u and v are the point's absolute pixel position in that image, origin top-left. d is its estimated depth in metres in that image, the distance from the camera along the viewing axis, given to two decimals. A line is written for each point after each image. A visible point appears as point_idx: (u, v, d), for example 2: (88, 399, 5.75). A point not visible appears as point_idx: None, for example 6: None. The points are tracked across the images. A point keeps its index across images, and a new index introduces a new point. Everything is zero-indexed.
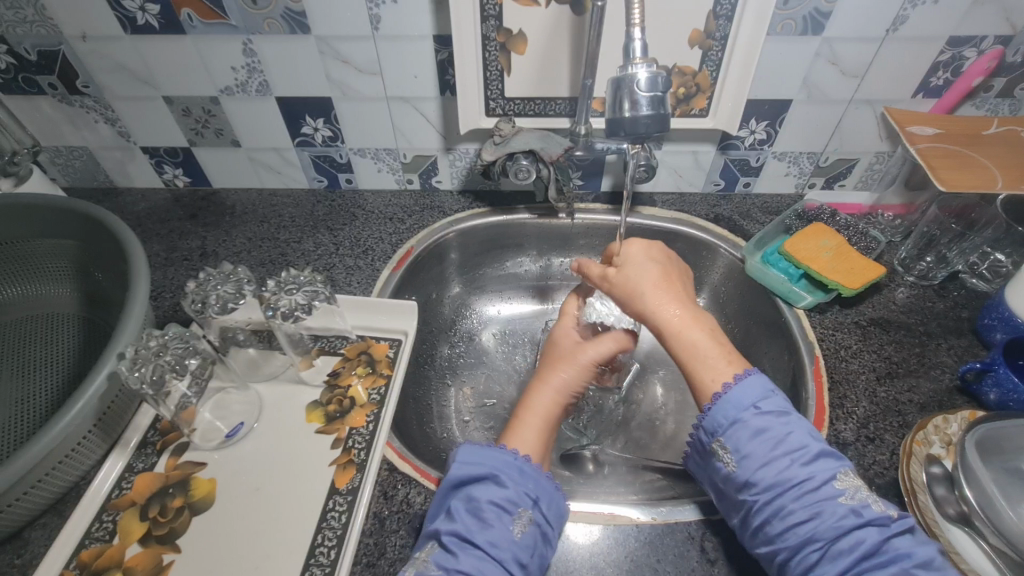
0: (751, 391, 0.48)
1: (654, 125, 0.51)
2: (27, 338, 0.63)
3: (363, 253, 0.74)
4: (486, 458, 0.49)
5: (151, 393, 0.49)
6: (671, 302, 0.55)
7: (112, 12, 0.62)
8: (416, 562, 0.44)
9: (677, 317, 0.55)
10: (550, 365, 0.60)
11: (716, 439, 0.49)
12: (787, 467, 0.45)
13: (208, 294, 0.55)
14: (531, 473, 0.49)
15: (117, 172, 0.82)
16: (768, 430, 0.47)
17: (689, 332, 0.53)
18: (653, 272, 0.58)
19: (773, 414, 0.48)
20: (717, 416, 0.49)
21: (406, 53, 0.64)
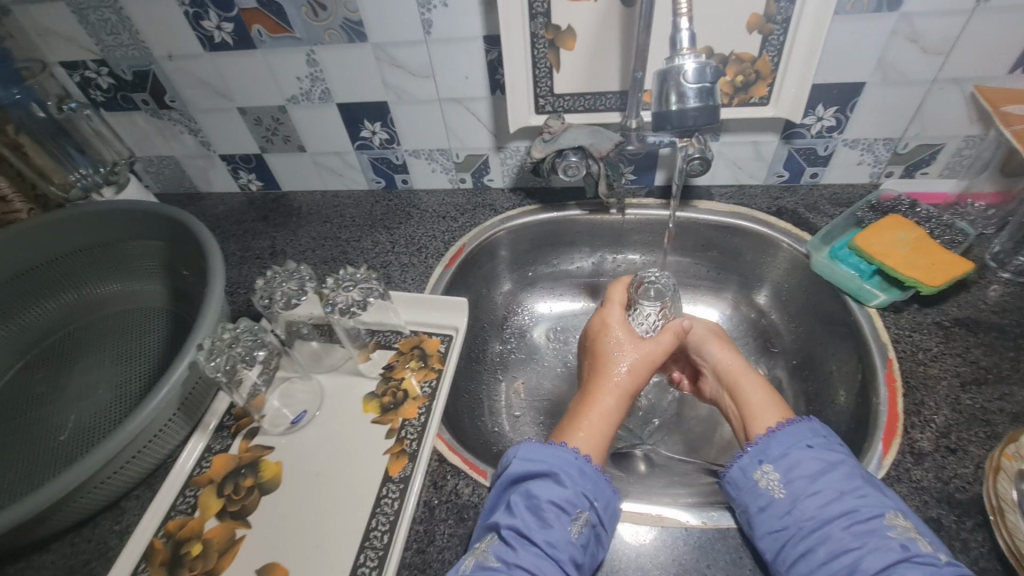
0: (802, 429, 0.50)
1: (703, 116, 0.49)
2: (126, 329, 0.71)
3: (417, 250, 0.77)
4: (553, 457, 0.49)
5: (225, 378, 0.54)
6: (735, 357, 0.62)
7: (193, 32, 0.68)
8: (476, 552, 0.45)
9: (737, 367, 0.61)
10: (605, 360, 0.59)
11: (760, 467, 0.49)
12: (835, 497, 0.45)
13: (274, 290, 0.60)
14: (591, 474, 0.49)
15: (200, 178, 0.90)
16: (816, 464, 0.47)
17: (748, 382, 0.59)
18: (715, 334, 0.66)
19: (823, 451, 0.48)
20: (769, 445, 0.50)
21: (458, 55, 0.66)
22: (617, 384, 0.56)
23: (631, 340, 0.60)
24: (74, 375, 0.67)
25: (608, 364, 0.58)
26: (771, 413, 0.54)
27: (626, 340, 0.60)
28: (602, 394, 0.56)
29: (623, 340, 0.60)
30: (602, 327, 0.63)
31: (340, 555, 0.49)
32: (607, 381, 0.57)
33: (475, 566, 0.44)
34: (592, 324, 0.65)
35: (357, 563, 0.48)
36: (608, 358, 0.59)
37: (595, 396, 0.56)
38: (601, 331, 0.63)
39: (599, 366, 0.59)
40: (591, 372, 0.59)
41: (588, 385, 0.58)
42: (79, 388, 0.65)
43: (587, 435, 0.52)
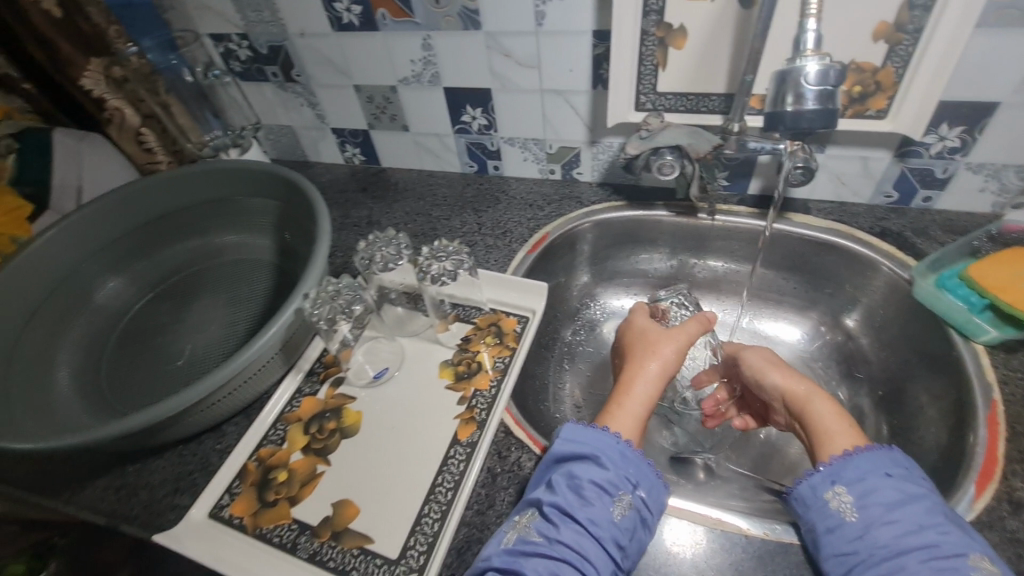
0: (883, 456, 0.48)
1: (819, 120, 0.48)
2: (237, 276, 0.79)
3: (502, 234, 0.80)
4: (594, 440, 0.51)
5: (326, 326, 0.60)
6: (803, 382, 0.56)
7: (325, 13, 0.74)
8: (518, 526, 0.47)
9: (805, 392, 0.56)
10: (637, 349, 0.61)
11: (832, 487, 0.48)
12: (913, 529, 0.43)
13: (374, 253, 0.65)
14: (632, 458, 0.50)
15: (311, 148, 0.98)
16: (892, 493, 0.45)
17: (821, 407, 0.54)
18: (770, 358, 0.61)
19: (902, 480, 0.46)
20: (842, 466, 0.48)
21: (566, 48, 0.68)
22: (651, 368, 0.58)
23: (659, 331, 0.63)
24: (192, 312, 0.75)
25: (639, 352, 0.61)
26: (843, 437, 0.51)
27: (651, 332, 0.63)
28: (636, 378, 0.58)
29: (650, 330, 0.63)
30: (628, 326, 0.66)
31: (407, 503, 0.53)
32: (639, 365, 0.59)
33: (517, 540, 0.46)
34: (622, 324, 0.69)
35: (421, 513, 0.52)
36: (640, 347, 0.61)
37: (630, 380, 0.58)
38: (629, 330, 0.66)
39: (628, 358, 0.61)
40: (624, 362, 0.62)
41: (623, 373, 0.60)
42: (194, 323, 0.74)
43: (623, 417, 0.54)
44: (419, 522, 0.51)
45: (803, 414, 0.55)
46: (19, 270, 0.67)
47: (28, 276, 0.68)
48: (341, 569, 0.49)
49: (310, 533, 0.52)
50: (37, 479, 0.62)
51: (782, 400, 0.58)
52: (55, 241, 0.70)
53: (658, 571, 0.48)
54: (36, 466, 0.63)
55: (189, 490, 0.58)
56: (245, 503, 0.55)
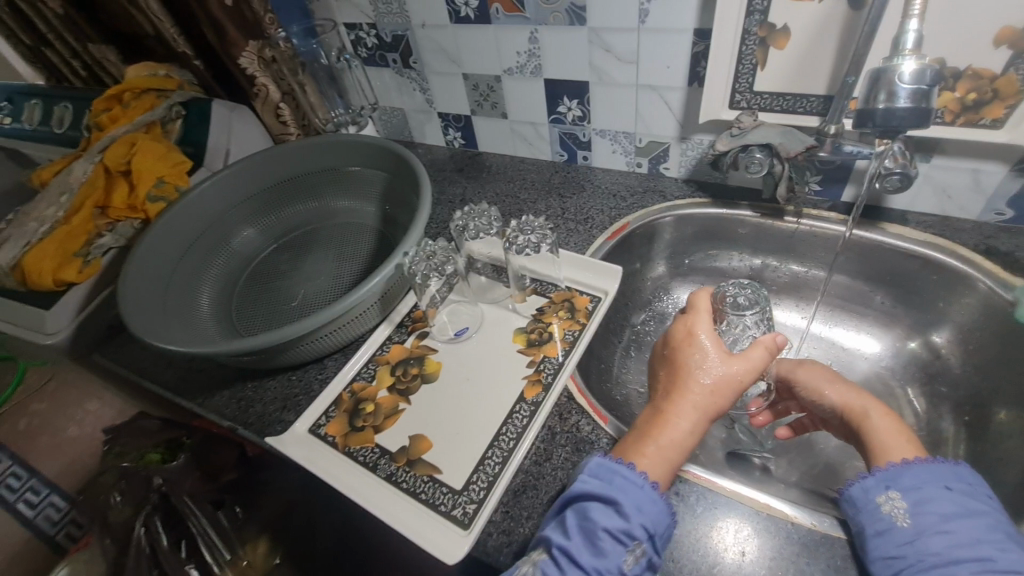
0: (944, 469, 0.47)
1: (911, 119, 0.48)
2: (345, 237, 0.89)
3: (584, 221, 0.84)
4: (614, 482, 0.46)
5: (421, 279, 0.70)
6: (860, 396, 0.55)
7: (446, 7, 0.82)
8: (524, 564, 0.45)
9: (859, 405, 0.54)
10: (692, 370, 0.51)
11: (888, 493, 0.47)
12: (969, 542, 0.42)
13: (468, 223, 0.76)
14: (655, 502, 0.45)
15: (417, 130, 1.07)
16: (950, 507, 0.44)
17: (879, 421, 0.52)
18: (825, 372, 0.59)
19: (962, 496, 0.45)
20: (899, 473, 0.47)
21: (665, 46, 0.71)
22: (703, 398, 0.49)
23: (722, 351, 0.52)
24: (306, 264, 0.86)
25: (693, 376, 0.51)
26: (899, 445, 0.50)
27: (714, 352, 0.52)
28: (683, 412, 0.49)
29: (712, 348, 0.52)
30: (686, 334, 0.55)
31: (474, 445, 0.59)
32: (691, 393, 0.50)
33: None
34: (674, 327, 0.57)
35: (486, 454, 0.58)
36: (695, 369, 0.51)
37: (675, 409, 0.49)
38: (685, 340, 0.55)
39: (678, 379, 0.51)
40: (668, 381, 0.52)
41: (665, 396, 0.51)
42: (307, 274, 0.85)
43: (659, 458, 0.47)
44: (482, 462, 0.57)
45: (860, 429, 0.53)
46: (178, 214, 0.81)
47: (185, 218, 0.82)
48: (412, 491, 0.56)
49: (389, 456, 0.59)
50: (180, 382, 0.75)
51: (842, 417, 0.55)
52: (207, 193, 0.84)
53: (699, 542, 0.51)
54: (178, 372, 0.77)
55: (295, 409, 0.67)
56: (338, 426, 0.63)
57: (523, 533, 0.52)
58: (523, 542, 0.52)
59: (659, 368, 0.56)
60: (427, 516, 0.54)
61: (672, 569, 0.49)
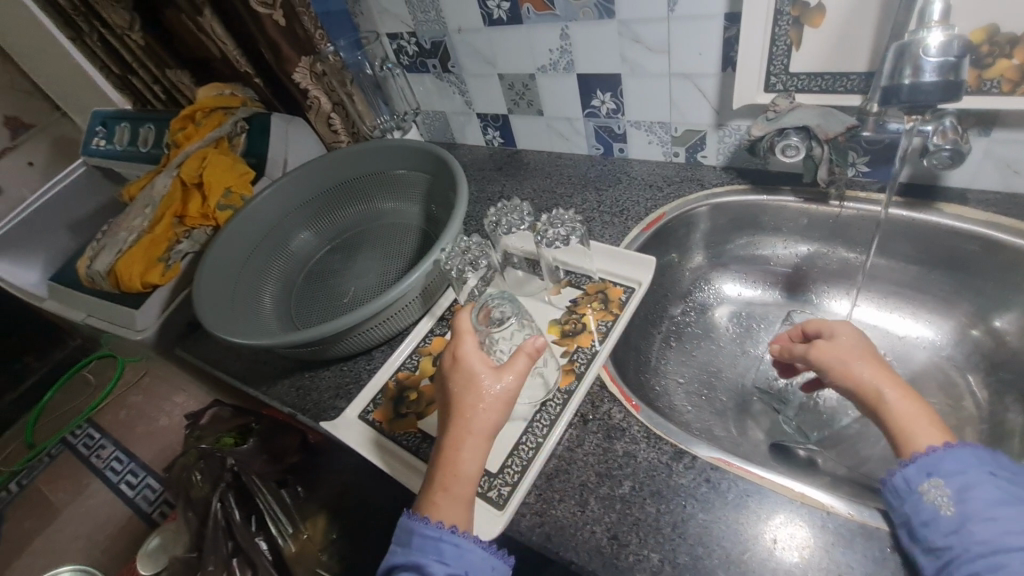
0: (988, 454, 0.45)
1: (939, 93, 0.46)
2: (391, 236, 0.95)
3: (619, 213, 0.85)
4: (415, 545, 0.49)
5: (457, 274, 0.74)
6: (893, 380, 0.51)
7: (480, 10, 0.85)
8: None
9: (888, 388, 0.51)
10: (463, 402, 0.53)
11: (929, 481, 0.45)
12: (1018, 529, 0.40)
13: (501, 220, 0.78)
14: (459, 546, 0.49)
15: (458, 131, 1.11)
16: (1000, 492, 0.42)
17: (898, 404, 0.50)
18: (866, 346, 0.55)
19: (1010, 481, 0.43)
20: (936, 459, 0.45)
21: (696, 33, 0.70)
22: (478, 426, 0.52)
23: (487, 372, 0.54)
24: (357, 263, 0.92)
25: (467, 408, 0.52)
26: (923, 431, 0.48)
27: (481, 377, 0.53)
28: (465, 448, 0.51)
29: (475, 373, 0.53)
30: (454, 362, 0.56)
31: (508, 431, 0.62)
32: (466, 426, 0.52)
33: None
34: (445, 357, 0.57)
35: (519, 440, 0.60)
36: (464, 399, 0.53)
37: (454, 447, 0.51)
38: (454, 368, 0.55)
39: (456, 412, 0.53)
40: (449, 417, 0.54)
41: (444, 433, 0.53)
42: (356, 272, 0.91)
43: (452, 502, 0.50)
44: (516, 448, 0.60)
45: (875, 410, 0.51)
46: (244, 221, 0.89)
47: (250, 224, 0.90)
48: None
49: (429, 441, 0.63)
50: (247, 372, 0.83)
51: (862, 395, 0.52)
52: (268, 200, 0.92)
53: (729, 528, 0.50)
54: (246, 363, 0.85)
55: (346, 396, 0.73)
56: (384, 412, 0.68)
57: (552, 513, 0.55)
58: (553, 521, 0.55)
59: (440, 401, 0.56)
60: None
61: (701, 553, 0.49)
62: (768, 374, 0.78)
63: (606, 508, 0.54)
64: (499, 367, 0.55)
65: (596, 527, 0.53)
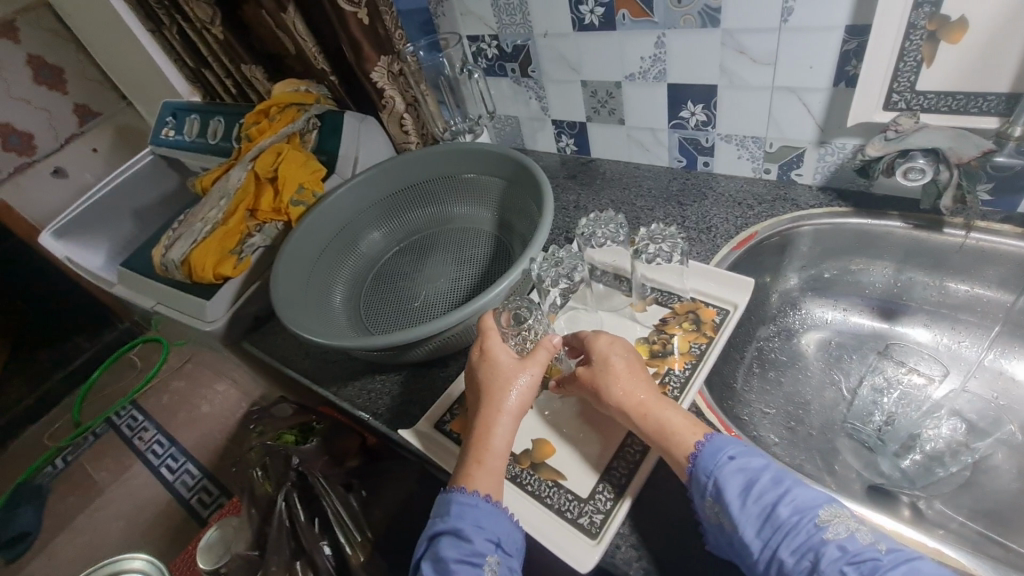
0: (722, 440, 0.50)
1: None
2: (463, 241, 0.93)
3: (706, 230, 0.81)
4: (453, 512, 0.51)
5: (548, 284, 0.72)
6: (648, 388, 0.56)
7: (571, 15, 0.83)
8: None
9: (650, 399, 0.55)
10: (491, 385, 0.57)
11: (703, 500, 0.48)
12: (766, 513, 0.45)
13: (595, 231, 0.75)
14: (493, 513, 0.51)
15: (529, 137, 1.09)
16: (740, 480, 0.47)
17: (669, 417, 0.53)
18: (628, 359, 0.59)
19: (743, 464, 0.48)
20: (696, 474, 0.49)
21: (810, 45, 0.66)
22: (507, 406, 0.56)
23: (511, 360, 0.59)
24: (427, 266, 0.91)
25: (495, 390, 0.57)
26: (683, 436, 0.52)
27: (505, 364, 0.58)
28: (493, 425, 0.55)
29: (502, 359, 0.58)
30: (481, 353, 0.61)
31: (598, 455, 0.59)
32: (495, 406, 0.56)
33: None
34: (472, 351, 0.62)
35: (610, 464, 0.57)
36: (492, 382, 0.58)
37: (486, 424, 0.56)
38: (481, 358, 0.60)
39: (485, 394, 0.57)
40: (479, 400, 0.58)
41: (476, 413, 0.57)
42: (427, 275, 0.89)
43: (485, 473, 0.53)
44: (608, 471, 0.57)
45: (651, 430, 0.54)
46: (320, 216, 0.89)
47: (323, 220, 0.89)
48: (538, 493, 0.57)
49: (513, 458, 0.61)
50: (317, 371, 0.82)
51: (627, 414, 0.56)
52: (344, 196, 0.91)
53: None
54: (315, 362, 0.84)
55: (420, 404, 0.72)
56: (459, 423, 0.66)
57: (651, 545, 0.53)
58: (653, 552, 0.53)
59: (469, 389, 0.61)
60: (554, 521, 0.55)
61: None
62: (864, 411, 0.72)
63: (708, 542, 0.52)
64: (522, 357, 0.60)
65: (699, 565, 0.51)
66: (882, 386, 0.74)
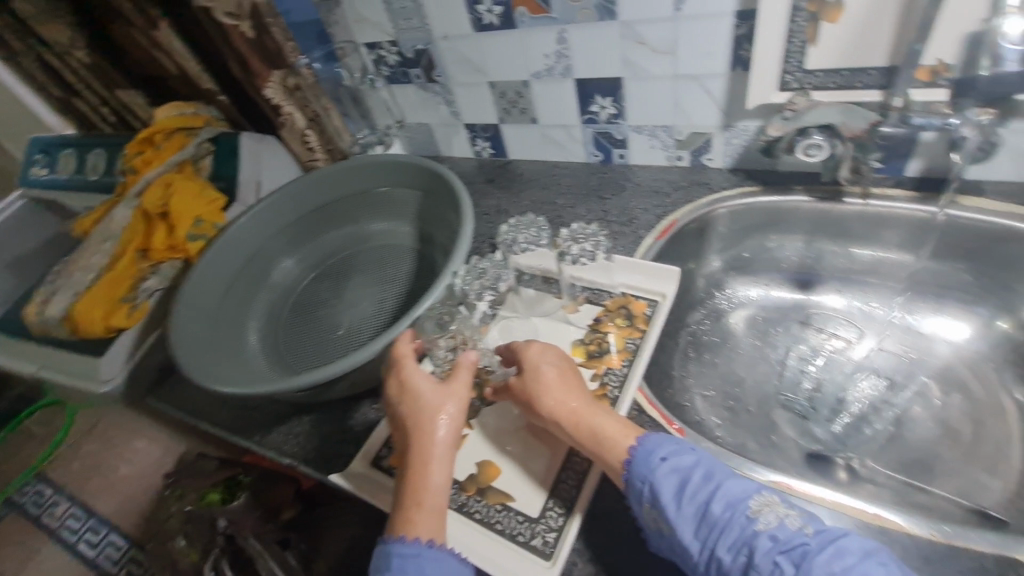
0: (654, 442, 0.49)
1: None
2: (384, 259, 0.88)
3: (629, 222, 0.82)
4: (394, 566, 0.47)
5: (475, 297, 0.70)
6: (579, 395, 0.55)
7: (469, 15, 0.80)
8: None
9: (581, 406, 0.54)
10: (419, 419, 0.54)
11: (641, 505, 0.48)
12: (700, 511, 0.44)
13: (517, 237, 0.73)
14: (437, 559, 0.47)
15: (443, 144, 1.05)
16: (673, 480, 0.46)
17: (602, 424, 0.52)
18: (557, 366, 0.57)
19: (675, 463, 0.47)
20: (631, 480, 0.48)
21: (704, 32, 0.67)
22: (439, 439, 0.53)
23: (433, 387, 0.56)
24: (349, 289, 0.85)
25: (423, 423, 0.54)
26: (618, 442, 0.50)
27: (428, 392, 0.55)
28: (428, 462, 0.52)
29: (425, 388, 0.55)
30: (399, 384, 0.57)
31: (545, 471, 0.56)
32: (428, 442, 0.53)
33: None
34: (389, 382, 0.58)
35: (558, 478, 0.55)
36: (419, 415, 0.54)
37: (421, 463, 0.52)
38: (400, 390, 0.56)
39: (413, 430, 0.54)
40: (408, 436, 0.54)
41: (407, 452, 0.53)
42: (349, 299, 0.84)
43: (428, 515, 0.50)
44: (557, 487, 0.55)
45: (586, 439, 0.52)
46: (221, 250, 0.81)
47: (225, 254, 0.81)
48: (487, 521, 0.54)
49: (458, 487, 0.57)
50: (237, 422, 0.74)
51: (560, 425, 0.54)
52: (247, 225, 0.83)
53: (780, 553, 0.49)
54: (233, 411, 0.76)
55: (354, 441, 0.67)
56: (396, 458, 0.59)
57: (608, 557, 0.51)
58: (613, 563, 0.51)
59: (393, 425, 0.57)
60: (506, 549, 0.52)
61: None
62: (794, 381, 0.75)
63: None
64: (444, 381, 0.57)
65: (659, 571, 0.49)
66: (807, 355, 0.77)
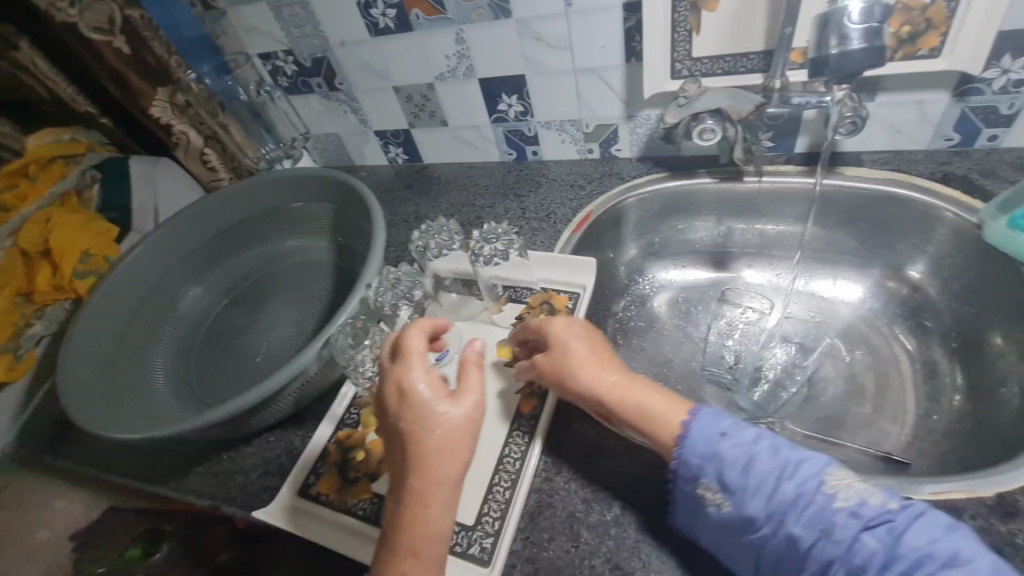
0: (709, 419, 0.49)
1: (868, 58, 0.53)
2: (302, 278, 0.84)
3: (547, 217, 0.82)
4: None
5: (391, 310, 0.67)
6: (617, 369, 0.55)
7: (362, 19, 0.77)
8: None
9: (620, 379, 0.54)
10: (422, 446, 0.47)
11: (695, 484, 0.47)
12: (775, 488, 0.44)
13: (429, 240, 0.73)
14: None
15: (356, 153, 1.02)
16: (741, 458, 0.46)
17: (647, 397, 0.52)
18: (594, 345, 0.57)
19: (741, 441, 0.47)
20: (686, 458, 0.47)
21: (595, 26, 0.69)
22: (443, 475, 0.47)
23: (444, 406, 0.49)
24: (266, 313, 0.81)
25: (428, 454, 0.47)
26: (665, 412, 0.51)
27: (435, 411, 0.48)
28: (428, 502, 0.46)
29: (432, 409, 0.48)
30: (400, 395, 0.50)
31: (478, 477, 0.57)
32: (432, 478, 0.47)
33: None
34: (387, 388, 0.51)
35: (492, 482, 0.56)
36: (421, 442, 0.48)
37: (421, 504, 0.46)
38: (400, 402, 0.49)
39: (415, 459, 0.47)
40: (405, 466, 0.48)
41: (403, 485, 0.47)
42: (267, 324, 0.80)
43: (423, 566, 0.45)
44: (490, 492, 0.55)
45: (635, 415, 0.51)
46: (115, 287, 0.74)
47: (121, 289, 0.75)
48: None
49: None
50: (152, 469, 0.70)
51: (602, 402, 0.54)
52: (142, 256, 0.77)
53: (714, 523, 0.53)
54: (147, 458, 0.72)
55: (280, 473, 0.64)
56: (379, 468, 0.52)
57: (547, 555, 0.51)
58: (551, 561, 0.51)
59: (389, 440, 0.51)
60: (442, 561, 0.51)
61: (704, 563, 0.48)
62: (716, 356, 0.78)
63: (598, 531, 0.52)
64: (455, 393, 0.50)
65: (596, 562, 0.50)
66: (727, 330, 0.79)
